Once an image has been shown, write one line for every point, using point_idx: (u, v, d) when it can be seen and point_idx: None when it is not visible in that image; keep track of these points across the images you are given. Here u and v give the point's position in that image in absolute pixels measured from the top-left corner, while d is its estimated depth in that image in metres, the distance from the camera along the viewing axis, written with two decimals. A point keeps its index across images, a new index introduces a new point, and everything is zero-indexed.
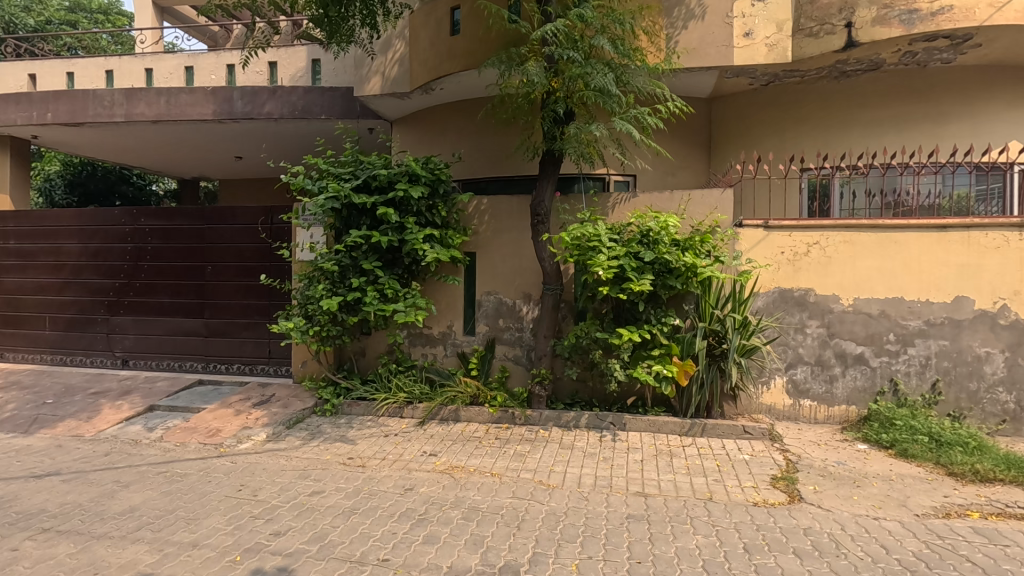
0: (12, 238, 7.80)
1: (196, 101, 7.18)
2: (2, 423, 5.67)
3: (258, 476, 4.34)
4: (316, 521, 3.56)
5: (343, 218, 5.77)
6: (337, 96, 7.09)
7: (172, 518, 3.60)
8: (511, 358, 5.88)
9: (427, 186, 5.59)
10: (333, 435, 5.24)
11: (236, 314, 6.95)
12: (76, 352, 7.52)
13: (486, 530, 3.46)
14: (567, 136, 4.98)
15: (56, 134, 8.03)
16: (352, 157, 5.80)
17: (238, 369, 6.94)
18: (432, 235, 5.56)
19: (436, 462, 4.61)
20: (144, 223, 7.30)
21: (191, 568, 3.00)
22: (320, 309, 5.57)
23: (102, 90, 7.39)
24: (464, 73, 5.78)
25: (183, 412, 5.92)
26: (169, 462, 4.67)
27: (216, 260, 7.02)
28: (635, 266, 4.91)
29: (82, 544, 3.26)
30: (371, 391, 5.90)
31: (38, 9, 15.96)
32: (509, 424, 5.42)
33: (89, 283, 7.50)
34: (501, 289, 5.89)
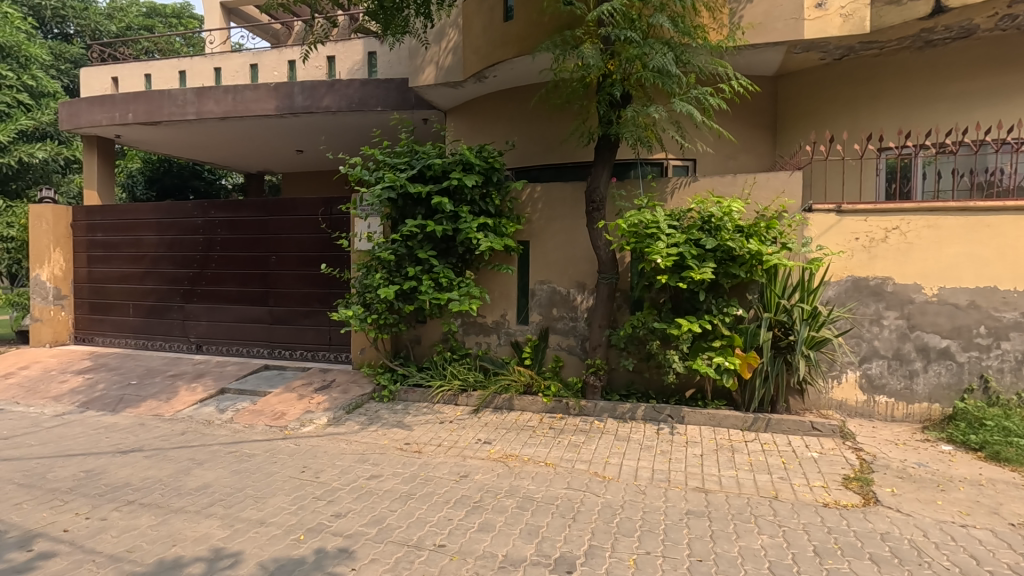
0: (98, 231, 8.39)
1: (260, 98, 7.47)
2: (94, 402, 6.15)
3: (320, 459, 4.49)
4: (374, 505, 3.64)
5: (399, 208, 5.82)
6: (392, 88, 7.18)
7: (241, 495, 3.78)
8: (564, 348, 5.81)
9: (481, 175, 5.59)
10: (390, 420, 5.37)
11: (299, 302, 7.22)
12: (156, 337, 8.05)
13: (540, 520, 3.43)
14: (624, 120, 4.82)
15: (136, 133, 8.56)
16: (407, 147, 5.83)
17: (300, 355, 7.21)
18: (486, 224, 5.56)
19: (490, 450, 4.63)
20: (214, 216, 7.67)
21: (259, 544, 3.13)
22: (377, 298, 5.67)
23: (176, 90, 7.80)
24: (518, 60, 5.70)
25: (251, 395, 6.22)
26: (239, 443, 4.91)
27: (280, 251, 7.30)
28: (696, 254, 4.73)
29: (161, 517, 3.47)
30: (426, 378, 6.00)
31: (120, 16, 17.14)
32: (563, 415, 5.37)
33: (166, 273, 7.98)
34: (555, 278, 5.82)
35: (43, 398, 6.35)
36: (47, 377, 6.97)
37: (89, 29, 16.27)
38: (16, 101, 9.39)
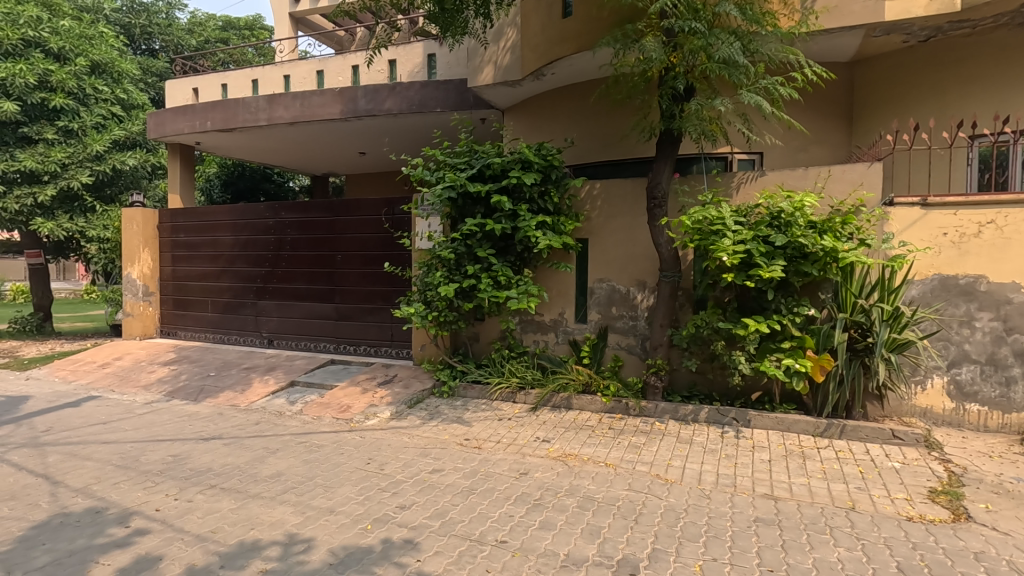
0: (181, 232, 8.99)
1: (326, 102, 7.77)
2: (178, 391, 6.61)
3: (383, 451, 4.63)
4: (437, 498, 3.72)
5: (459, 207, 5.91)
6: (451, 89, 7.29)
7: (312, 484, 3.96)
8: (624, 347, 5.72)
9: (540, 173, 5.60)
10: (450, 416, 5.47)
11: (362, 299, 7.47)
12: (232, 331, 8.55)
13: (602, 520, 3.40)
14: (687, 114, 4.68)
15: (215, 140, 9.10)
16: (466, 147, 5.90)
17: (364, 350, 7.46)
18: (545, 222, 5.55)
19: (549, 449, 4.63)
20: (284, 217, 8.05)
21: (329, 531, 3.26)
22: (438, 295, 5.78)
23: (249, 97, 8.24)
24: (577, 56, 5.65)
25: (318, 388, 6.50)
26: (308, 434, 5.14)
27: (345, 250, 7.57)
28: (765, 251, 4.54)
29: (240, 501, 3.68)
30: (485, 375, 6.06)
31: (199, 31, 18.30)
32: (623, 415, 5.29)
33: (241, 271, 8.45)
34: (614, 276, 5.74)
35: (135, 387, 6.90)
36: (137, 367, 7.55)
37: (173, 44, 17.50)
38: (110, 113, 10.17)
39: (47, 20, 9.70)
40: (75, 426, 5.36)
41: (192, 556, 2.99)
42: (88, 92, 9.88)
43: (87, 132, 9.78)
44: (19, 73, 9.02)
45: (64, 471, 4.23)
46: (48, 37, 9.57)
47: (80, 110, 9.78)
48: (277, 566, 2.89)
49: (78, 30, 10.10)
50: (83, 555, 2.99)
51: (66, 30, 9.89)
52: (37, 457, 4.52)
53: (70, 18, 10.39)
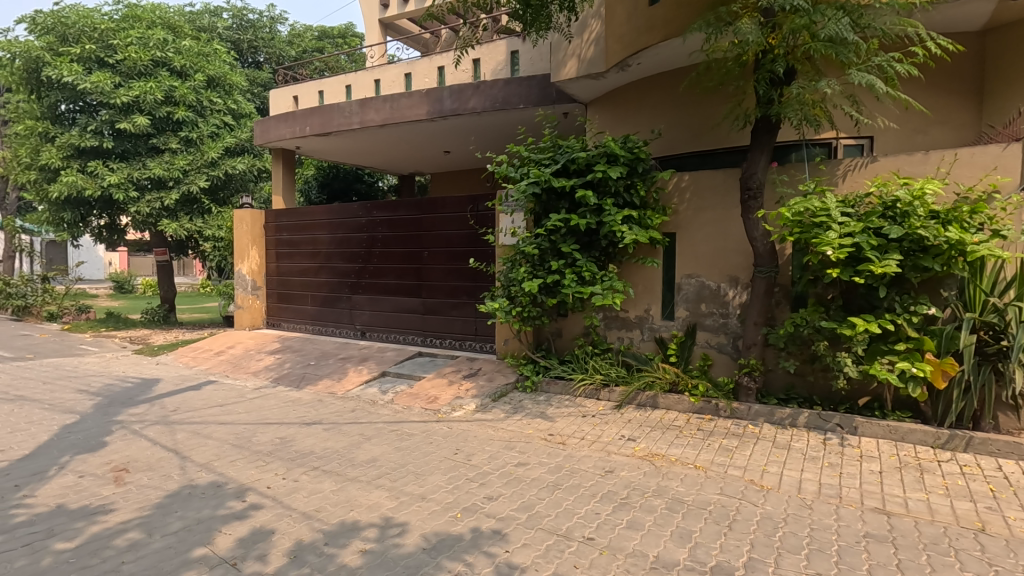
0: (284, 231, 9.68)
1: (414, 104, 8.07)
2: (283, 378, 7.16)
3: (470, 443, 4.76)
4: (523, 492, 3.76)
5: (543, 203, 5.91)
6: (534, 84, 7.30)
7: (404, 471, 4.15)
8: (714, 345, 5.48)
9: (626, 166, 5.50)
10: (533, 410, 5.52)
11: (448, 294, 7.70)
12: (329, 324, 9.11)
13: (693, 524, 3.29)
14: (787, 99, 4.38)
15: (313, 144, 9.71)
16: (551, 142, 5.88)
17: (450, 344, 7.68)
18: (630, 216, 5.46)
19: (635, 448, 4.54)
20: (376, 216, 8.45)
21: (421, 517, 3.40)
22: (522, 291, 5.82)
23: (344, 102, 8.71)
24: (664, 44, 5.44)
25: (408, 378, 6.79)
26: (399, 422, 5.39)
27: (431, 246, 7.83)
28: (877, 244, 4.18)
29: (339, 484, 3.92)
30: (568, 370, 6.04)
31: (298, 42, 19.52)
32: (712, 416, 5.09)
33: (337, 268, 8.98)
34: (703, 272, 5.52)
35: (246, 373, 7.55)
36: (248, 355, 8.26)
37: (275, 55, 18.84)
38: (223, 122, 11.11)
39: (172, 42, 10.76)
40: (198, 407, 5.96)
41: (300, 532, 3.22)
42: (205, 104, 10.86)
43: (204, 141, 10.77)
44: (149, 91, 10.11)
45: (190, 447, 4.71)
46: (173, 57, 10.63)
47: (198, 121, 10.79)
48: (376, 547, 3.05)
49: (197, 49, 11.12)
50: (209, 524, 3.31)
51: (187, 49, 10.92)
52: (168, 433, 5.08)
53: (191, 38, 11.47)
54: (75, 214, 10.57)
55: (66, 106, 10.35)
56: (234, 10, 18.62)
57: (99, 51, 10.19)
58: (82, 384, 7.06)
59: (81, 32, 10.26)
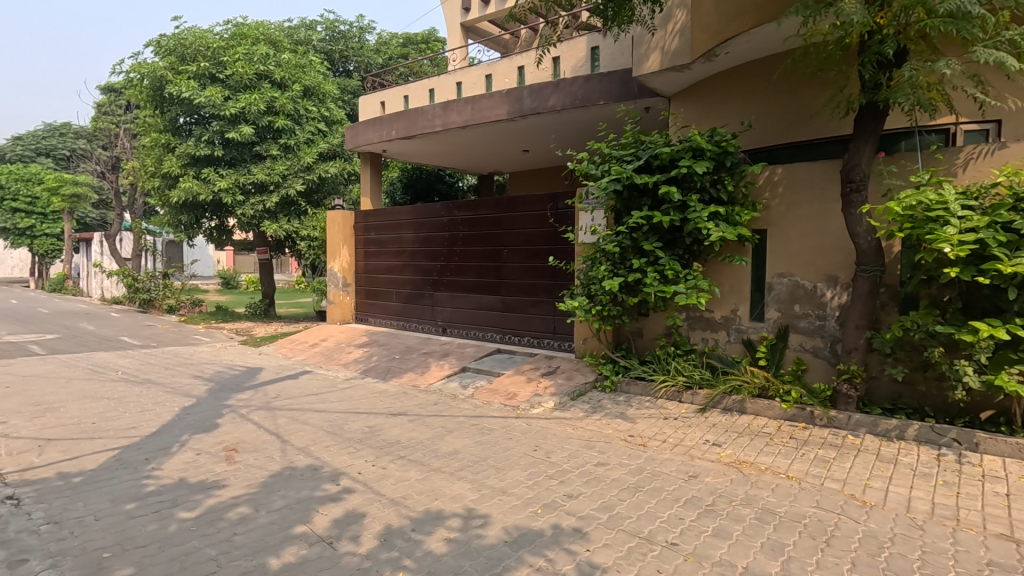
0: (371, 231, 10.18)
1: (495, 105, 8.20)
2: (371, 370, 7.55)
3: (549, 440, 4.77)
4: (604, 491, 3.73)
5: (624, 200, 5.79)
6: (615, 80, 7.18)
7: (485, 464, 4.24)
8: (808, 349, 5.16)
9: (712, 161, 5.30)
10: (613, 411, 5.45)
11: (526, 292, 7.77)
12: (412, 320, 9.46)
13: (785, 537, 3.11)
14: (897, 83, 4.01)
15: (399, 147, 10.13)
16: (632, 138, 5.76)
17: (528, 341, 7.74)
18: (717, 213, 5.26)
19: (720, 453, 4.37)
20: (457, 215, 8.68)
21: (503, 511, 3.46)
22: (602, 289, 5.73)
23: (427, 106, 9.02)
24: (757, 31, 5.08)
25: (487, 374, 6.92)
26: (480, 417, 5.51)
27: (511, 245, 7.93)
28: (1005, 240, 3.76)
29: (424, 473, 4.08)
30: (649, 371, 5.91)
31: (385, 49, 20.31)
32: (807, 424, 4.78)
33: (420, 266, 9.31)
34: (797, 270, 5.20)
35: (337, 365, 8.03)
36: (338, 348, 8.77)
37: (364, 63, 19.77)
38: (317, 129, 11.86)
39: (273, 56, 11.60)
40: (296, 395, 6.41)
41: (389, 517, 3.38)
42: (301, 112, 11.63)
43: (300, 147, 11.55)
44: (253, 103, 10.97)
45: (290, 431, 5.08)
46: (273, 70, 11.47)
47: (296, 128, 11.60)
48: (459, 537, 3.15)
49: (295, 61, 11.91)
50: (307, 504, 3.56)
51: (286, 62, 11.73)
52: (270, 418, 5.51)
53: (289, 51, 12.31)
54: (191, 217, 11.68)
55: (184, 119, 11.43)
56: (327, 23, 19.77)
57: (212, 67, 11.17)
58: (198, 371, 7.81)
59: (197, 51, 11.28)
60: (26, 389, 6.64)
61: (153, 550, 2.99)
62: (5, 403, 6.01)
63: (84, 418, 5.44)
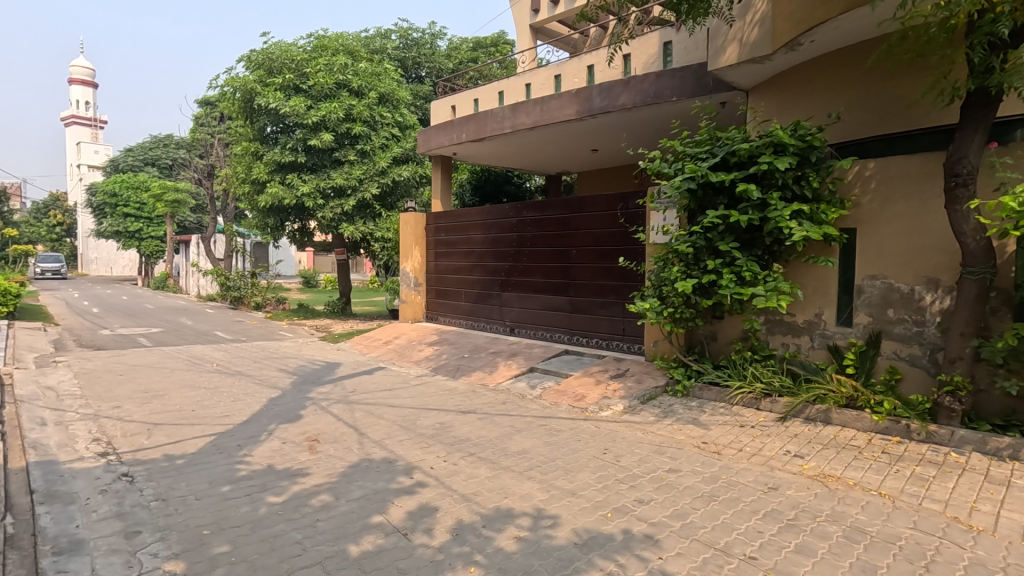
0: (442, 232, 10.44)
1: (564, 105, 8.18)
2: (441, 368, 7.75)
3: (619, 444, 4.70)
4: (677, 499, 3.63)
5: (699, 199, 5.60)
6: (688, 75, 6.97)
7: (555, 465, 4.24)
8: (904, 357, 4.76)
9: (796, 156, 5.03)
10: (685, 416, 5.29)
11: (595, 292, 7.70)
12: (481, 319, 9.61)
13: (878, 559, 2.90)
14: (1012, 66, 3.63)
15: (469, 150, 10.34)
16: (708, 134, 5.56)
17: (597, 343, 7.66)
18: (800, 211, 4.98)
19: (803, 466, 4.13)
20: (526, 216, 8.72)
21: (573, 512, 3.45)
22: (674, 291, 5.58)
23: (497, 108, 9.14)
24: (846, 17, 4.66)
25: (555, 375, 6.92)
26: (548, 417, 5.52)
27: (579, 245, 7.88)
28: None
29: (494, 471, 4.14)
30: (723, 376, 5.68)
31: (455, 54, 20.77)
32: (901, 439, 4.43)
33: (488, 266, 9.45)
34: (892, 272, 4.83)
35: (409, 362, 8.30)
36: (410, 345, 9.06)
37: (435, 69, 20.34)
38: (391, 134, 12.29)
39: (351, 65, 12.15)
40: (371, 390, 6.69)
41: (460, 512, 3.46)
42: (377, 118, 12.12)
43: (376, 152, 12.05)
44: (333, 111, 11.54)
45: (367, 424, 5.31)
46: (352, 79, 12.02)
47: (372, 134, 12.10)
48: (529, 536, 3.16)
49: (371, 70, 12.42)
50: (384, 495, 3.71)
51: (363, 71, 12.25)
52: (348, 411, 5.78)
53: (366, 60, 12.85)
54: (277, 220, 12.45)
55: (271, 128, 12.19)
56: (401, 31, 20.48)
57: (296, 79, 11.84)
58: (283, 364, 8.33)
59: (283, 64, 11.99)
60: (137, 377, 7.34)
61: (246, 531, 3.22)
62: (119, 389, 6.66)
63: (185, 406, 5.95)
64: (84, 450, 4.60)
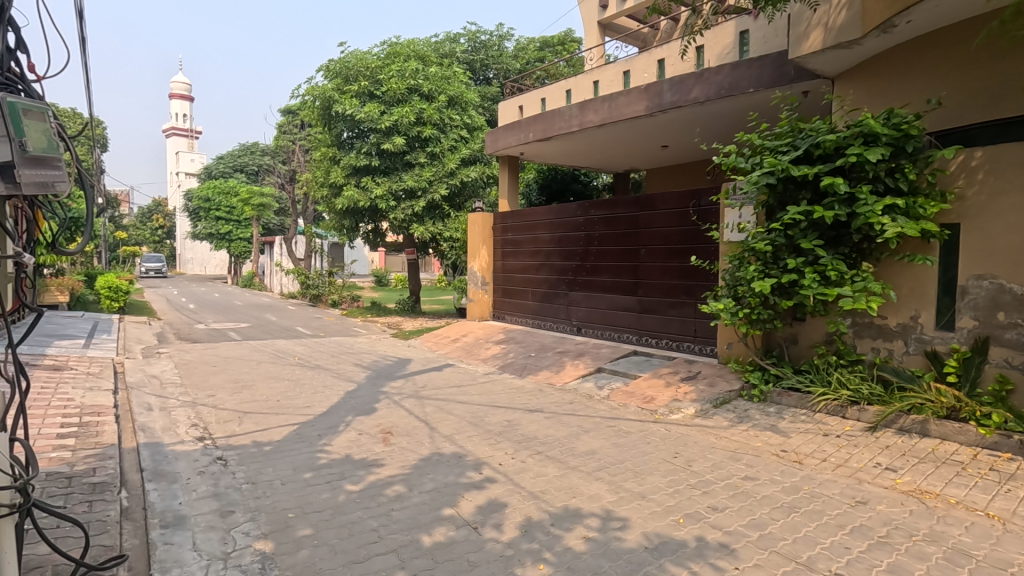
0: (509, 231, 10.54)
1: (633, 101, 8.03)
2: (508, 366, 7.83)
3: (691, 448, 4.56)
4: (754, 508, 3.47)
5: (778, 194, 5.32)
6: (767, 65, 6.65)
7: (623, 467, 4.18)
8: (1017, 366, 4.32)
9: (889, 146, 4.68)
10: (762, 422, 5.05)
11: (665, 292, 7.50)
12: (547, 319, 9.61)
13: None
14: None
15: (536, 149, 10.38)
16: (789, 126, 5.27)
17: (667, 344, 7.47)
18: (894, 206, 4.63)
19: (896, 480, 3.84)
20: (594, 214, 8.64)
21: (642, 516, 3.39)
22: (751, 291, 5.34)
23: (564, 107, 9.11)
24: None
25: (623, 375, 6.81)
26: (616, 419, 5.45)
27: (649, 244, 7.71)
28: None
29: (562, 471, 4.13)
30: (805, 382, 5.38)
31: (523, 55, 20.89)
32: (1013, 456, 4.02)
33: (555, 266, 9.44)
34: (1002, 272, 4.38)
35: (477, 359, 8.44)
36: (478, 343, 9.22)
37: (503, 70, 20.56)
38: (460, 136, 12.55)
39: (421, 70, 12.49)
40: (441, 386, 6.87)
41: (528, 509, 3.48)
42: (446, 121, 12.41)
43: (445, 154, 12.36)
44: (405, 115, 11.93)
45: (437, 420, 5.46)
46: (422, 83, 12.36)
47: (441, 136, 12.39)
48: (598, 537, 3.14)
49: (441, 73, 12.71)
50: (454, 489, 3.80)
51: (433, 75, 12.56)
52: (419, 405, 5.97)
53: (436, 64, 13.17)
54: (352, 222, 13.03)
55: (347, 134, 12.74)
56: (469, 34, 20.84)
57: (370, 85, 12.32)
58: (358, 359, 8.72)
59: (359, 72, 12.50)
60: (229, 368, 7.93)
61: (327, 516, 3.40)
62: (213, 379, 7.22)
63: (271, 396, 6.36)
64: (184, 434, 5.03)
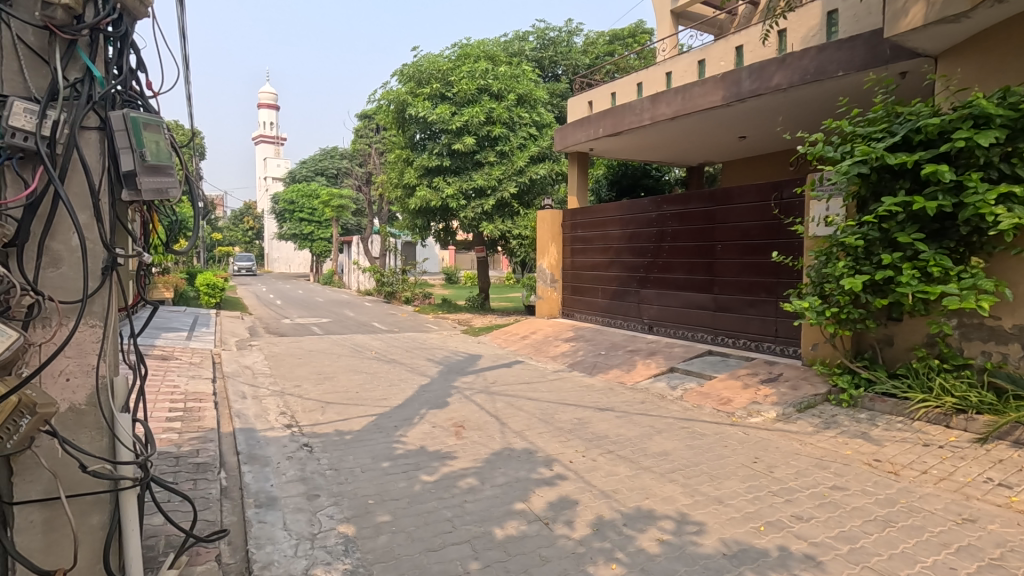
0: (578, 228, 10.46)
1: (708, 91, 7.73)
2: (578, 364, 7.79)
3: (772, 454, 4.34)
4: (844, 520, 3.26)
5: (872, 183, 4.94)
6: (858, 45, 6.18)
7: (699, 470, 4.05)
8: None
9: (1004, 129, 4.24)
10: (852, 429, 4.73)
11: (743, 290, 7.18)
12: (618, 317, 9.46)
13: None
14: None
15: (606, 145, 10.24)
16: (884, 111, 4.89)
17: (745, 344, 7.15)
18: (1010, 194, 4.19)
19: (1011, 498, 3.47)
20: (666, 210, 8.40)
21: (719, 521, 3.27)
22: (840, 289, 4.99)
23: (635, 101, 8.92)
24: None
25: (697, 376, 6.59)
26: (690, 420, 5.28)
27: (725, 240, 7.41)
28: None
29: (635, 471, 4.06)
30: (902, 387, 4.98)
31: (592, 49, 20.65)
32: None
33: (626, 263, 9.27)
34: None
35: (546, 357, 8.46)
36: (547, 341, 9.23)
37: (572, 66, 20.40)
38: (529, 134, 12.61)
39: (491, 70, 12.64)
40: (511, 382, 6.94)
41: (600, 508, 3.46)
42: (516, 119, 12.50)
43: (514, 152, 12.47)
44: (475, 115, 12.12)
45: (507, 415, 5.53)
46: (492, 83, 12.49)
47: (510, 135, 12.50)
48: (673, 540, 3.06)
49: (510, 72, 12.81)
50: (525, 484, 3.84)
51: (503, 74, 12.68)
52: (490, 401, 6.07)
53: (505, 63, 13.27)
54: (424, 221, 13.41)
55: (420, 135, 13.11)
56: (538, 32, 20.83)
57: (442, 88, 12.60)
58: (430, 354, 8.99)
59: (431, 74, 12.83)
60: (312, 361, 8.41)
61: (404, 504, 3.54)
62: (299, 370, 7.70)
63: (351, 388, 6.68)
64: (274, 421, 5.40)
